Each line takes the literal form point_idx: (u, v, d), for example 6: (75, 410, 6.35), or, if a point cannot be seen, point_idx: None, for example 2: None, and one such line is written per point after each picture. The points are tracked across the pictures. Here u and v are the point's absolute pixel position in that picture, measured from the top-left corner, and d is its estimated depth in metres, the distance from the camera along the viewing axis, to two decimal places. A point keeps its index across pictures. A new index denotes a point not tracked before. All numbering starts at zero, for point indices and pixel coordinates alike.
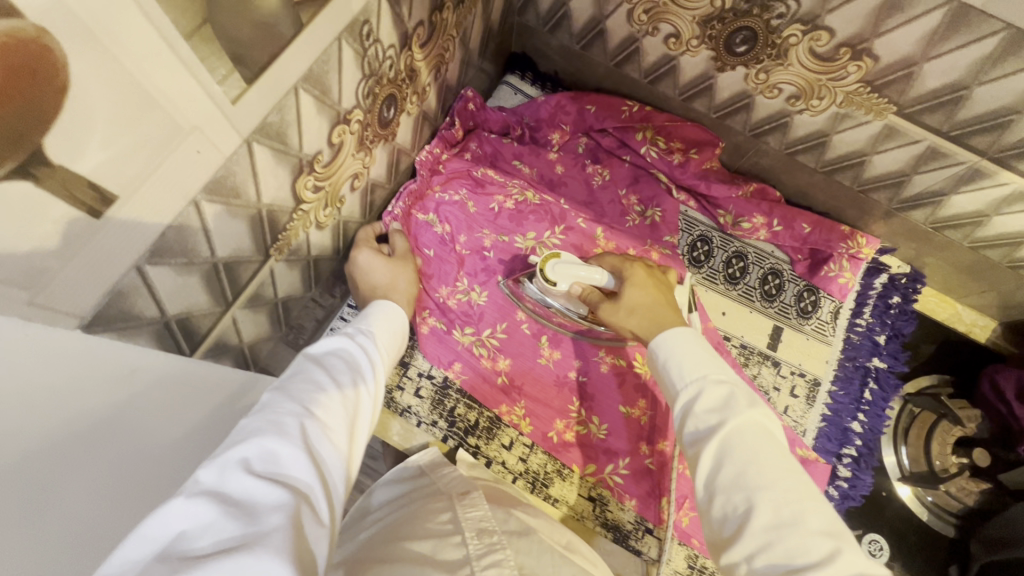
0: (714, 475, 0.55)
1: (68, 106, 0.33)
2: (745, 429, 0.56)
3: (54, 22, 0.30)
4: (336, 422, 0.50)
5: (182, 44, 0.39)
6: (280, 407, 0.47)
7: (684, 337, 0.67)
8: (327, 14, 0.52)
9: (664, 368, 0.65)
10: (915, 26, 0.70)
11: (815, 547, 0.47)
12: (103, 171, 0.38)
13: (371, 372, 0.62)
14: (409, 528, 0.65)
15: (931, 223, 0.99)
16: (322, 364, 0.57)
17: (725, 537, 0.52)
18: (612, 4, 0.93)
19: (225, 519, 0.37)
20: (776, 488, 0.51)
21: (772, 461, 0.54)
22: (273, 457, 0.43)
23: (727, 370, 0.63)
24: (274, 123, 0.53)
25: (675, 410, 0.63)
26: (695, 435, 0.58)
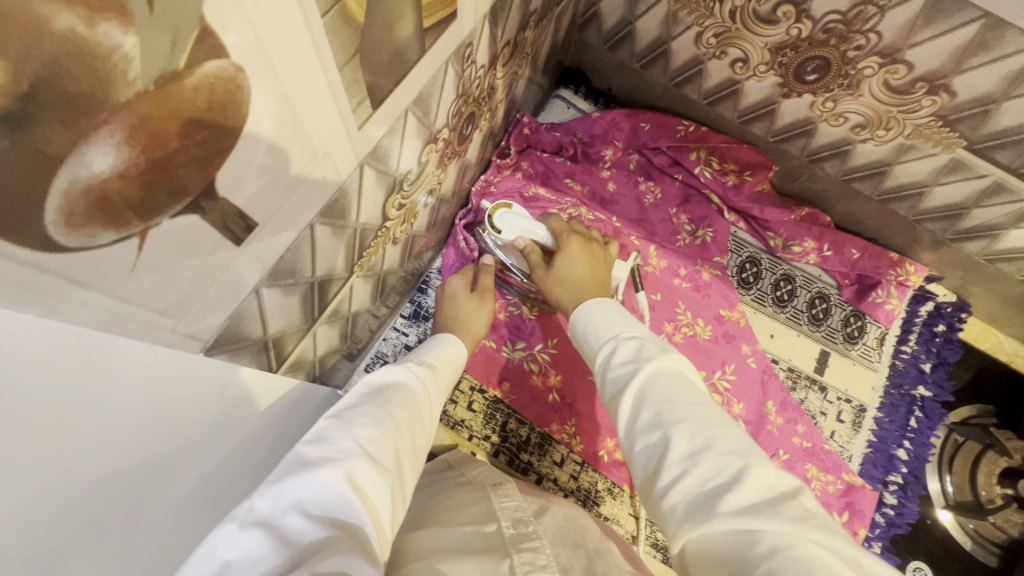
0: (633, 416, 0.52)
1: (240, 141, 0.33)
2: (661, 371, 0.54)
3: (250, 60, 0.30)
4: (388, 459, 0.47)
5: (336, 75, 0.38)
6: (335, 439, 0.46)
7: (603, 306, 0.66)
8: (444, 39, 0.52)
9: (583, 335, 0.65)
10: (1000, 65, 0.70)
11: (727, 467, 0.44)
12: (251, 201, 0.38)
13: (428, 410, 0.59)
14: (445, 515, 0.67)
15: (984, 255, 1.00)
16: (380, 396, 0.54)
17: (648, 477, 0.48)
18: (680, 26, 0.93)
19: (269, 556, 0.36)
20: (690, 419, 0.48)
21: (686, 395, 0.51)
22: (324, 492, 0.41)
23: (640, 326, 0.62)
24: (384, 146, 0.53)
25: (594, 370, 0.60)
26: (613, 383, 0.56)
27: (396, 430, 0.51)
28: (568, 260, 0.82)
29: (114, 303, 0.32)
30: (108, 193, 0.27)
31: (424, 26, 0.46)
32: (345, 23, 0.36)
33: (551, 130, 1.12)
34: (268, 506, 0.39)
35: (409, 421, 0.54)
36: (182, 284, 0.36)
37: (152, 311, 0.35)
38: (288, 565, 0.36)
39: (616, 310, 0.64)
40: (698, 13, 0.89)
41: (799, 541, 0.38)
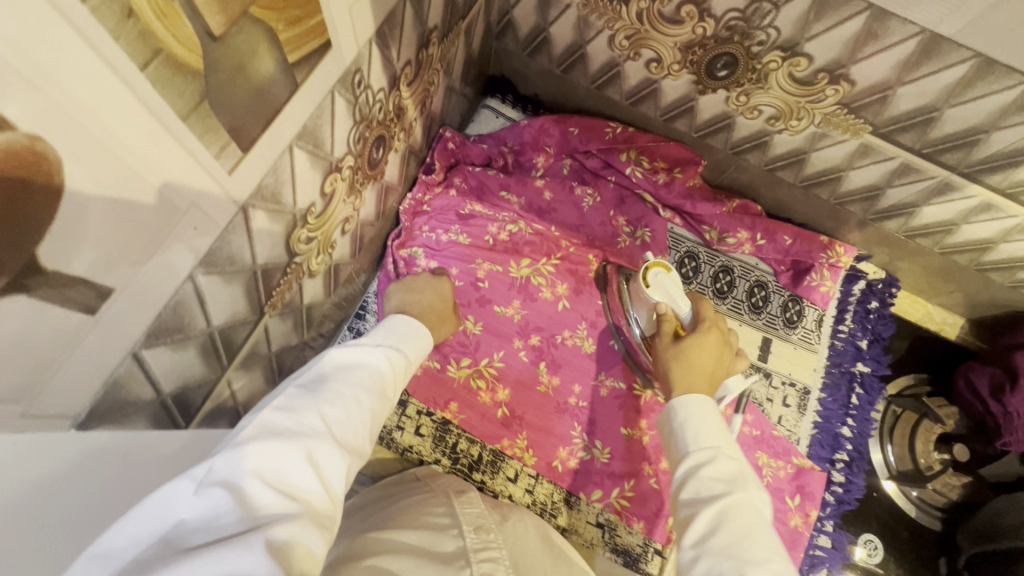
0: (704, 537, 0.52)
1: (63, 210, 0.31)
2: (746, 506, 0.53)
3: (47, 127, 0.27)
4: (349, 442, 0.48)
5: (179, 124, 0.36)
6: (304, 411, 0.47)
7: (705, 405, 0.63)
8: (321, 69, 0.50)
9: (677, 430, 0.63)
10: (889, 54, 0.73)
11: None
12: (98, 268, 0.35)
13: (393, 392, 0.58)
14: (406, 518, 0.68)
15: (905, 232, 1.04)
16: (351, 374, 0.53)
17: None
18: (593, 30, 0.92)
19: (225, 515, 0.38)
20: (767, 568, 0.48)
21: (768, 540, 0.51)
22: (284, 463, 0.42)
23: (735, 447, 0.60)
24: (269, 185, 0.51)
25: (675, 471, 0.60)
26: (691, 497, 0.56)
27: (360, 412, 0.51)
28: (696, 346, 0.76)
29: None
30: None
31: (289, 61, 0.44)
32: (177, 72, 0.33)
33: (479, 142, 1.12)
34: (228, 467, 0.40)
35: (377, 401, 0.54)
36: (19, 369, 0.33)
37: None
38: (243, 527, 0.38)
39: (719, 419, 0.62)
40: (608, 16, 0.88)
41: None
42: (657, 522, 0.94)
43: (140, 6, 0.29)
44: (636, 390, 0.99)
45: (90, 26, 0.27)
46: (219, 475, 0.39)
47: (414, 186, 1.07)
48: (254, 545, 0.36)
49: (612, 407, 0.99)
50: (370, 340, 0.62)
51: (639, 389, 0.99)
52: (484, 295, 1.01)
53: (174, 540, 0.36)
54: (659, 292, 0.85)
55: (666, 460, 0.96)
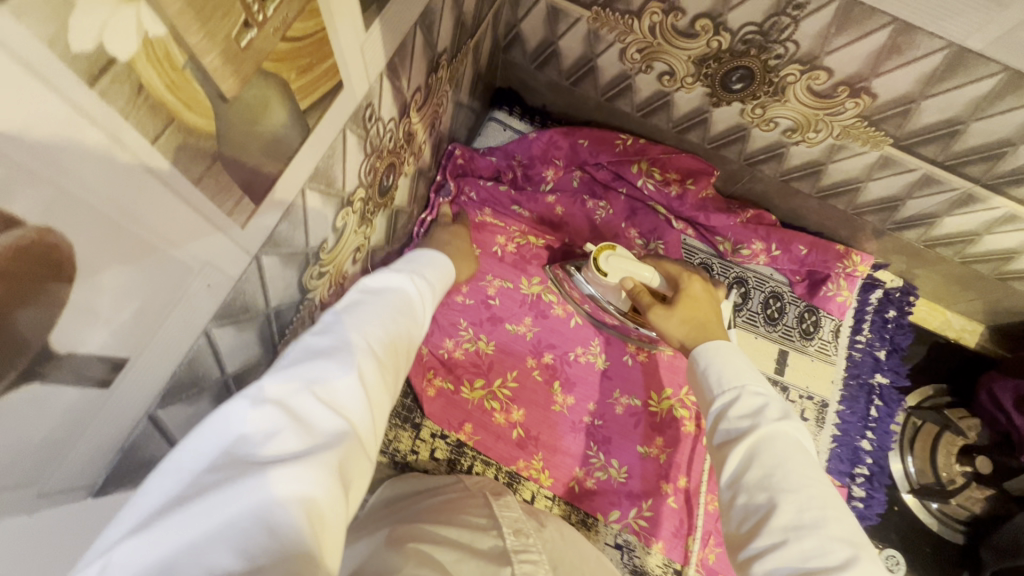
0: (740, 473, 0.53)
1: (74, 294, 0.29)
2: (780, 435, 0.53)
3: (57, 217, 0.26)
4: (392, 365, 0.47)
5: (194, 191, 0.34)
6: (343, 332, 0.45)
7: (727, 350, 0.64)
8: (333, 111, 0.48)
9: (703, 374, 0.64)
10: (913, 68, 0.70)
11: (832, 551, 0.44)
12: (112, 342, 0.34)
13: (425, 317, 0.57)
14: (445, 516, 0.67)
15: (924, 241, 1.01)
16: (386, 300, 0.52)
17: (743, 535, 0.50)
18: (603, 44, 0.90)
19: (283, 431, 0.37)
20: (804, 493, 0.48)
21: (805, 469, 0.51)
22: (333, 383, 0.41)
23: (763, 382, 0.60)
24: (282, 231, 0.49)
25: (708, 413, 0.60)
26: (725, 435, 0.56)
27: (399, 335, 0.50)
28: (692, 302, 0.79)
29: None
30: None
31: (302, 109, 0.42)
32: (189, 138, 0.32)
33: (488, 155, 1.10)
34: (279, 386, 0.39)
35: (410, 326, 0.53)
36: (33, 453, 0.32)
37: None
38: (301, 442, 0.37)
39: (744, 358, 0.62)
40: (619, 29, 0.86)
41: None
42: (677, 541, 0.93)
43: (151, 80, 0.27)
44: (652, 407, 0.98)
45: (101, 109, 0.25)
46: (271, 391, 0.38)
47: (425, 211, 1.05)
48: (316, 465, 0.36)
49: (629, 425, 0.97)
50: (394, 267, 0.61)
51: (655, 405, 0.98)
52: (496, 313, 1.01)
53: (236, 450, 0.35)
54: (617, 274, 0.82)
55: (684, 478, 0.95)
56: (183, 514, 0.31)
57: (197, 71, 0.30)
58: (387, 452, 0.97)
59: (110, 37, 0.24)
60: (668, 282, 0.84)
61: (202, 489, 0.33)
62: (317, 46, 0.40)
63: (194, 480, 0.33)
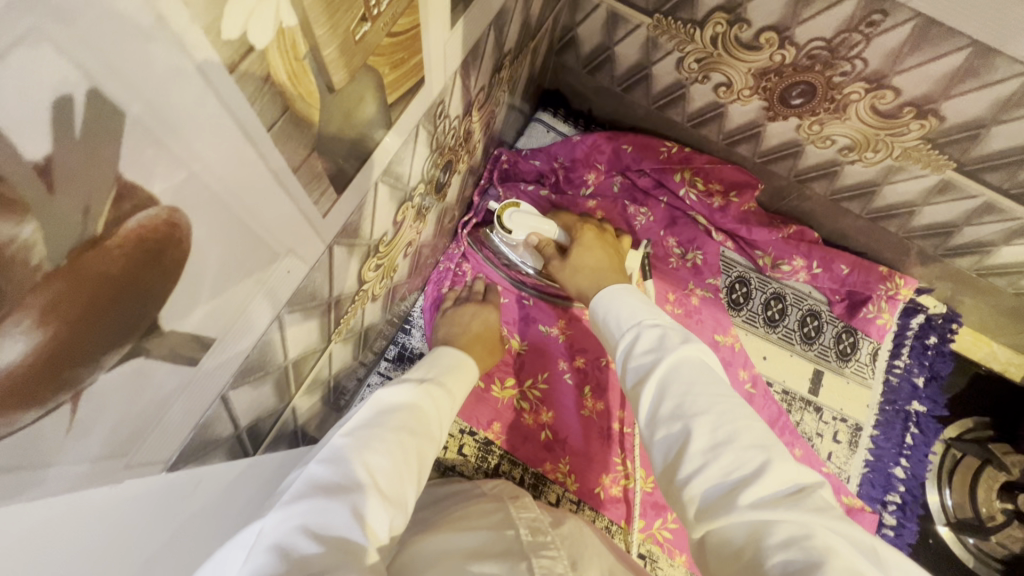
0: (656, 407, 0.50)
1: (185, 273, 0.30)
2: (683, 359, 0.51)
3: (185, 197, 0.26)
4: (398, 494, 0.46)
5: (292, 178, 0.35)
6: (345, 464, 0.45)
7: (625, 294, 0.64)
8: (413, 106, 0.49)
9: (605, 323, 0.62)
10: (988, 92, 0.69)
11: (749, 461, 0.43)
12: (205, 322, 0.34)
13: (439, 436, 0.57)
14: (466, 520, 0.68)
15: (977, 270, 0.99)
16: (393, 419, 0.52)
17: (667, 466, 0.47)
18: (661, 51, 0.90)
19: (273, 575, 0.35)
20: (714, 411, 0.47)
21: (711, 385, 0.49)
22: (331, 514, 0.40)
23: (662, 315, 0.59)
24: (353, 222, 0.50)
25: (615, 357, 0.58)
26: (636, 372, 0.53)
27: (407, 459, 0.49)
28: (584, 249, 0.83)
29: (42, 470, 0.28)
30: (20, 380, 0.23)
31: (389, 102, 0.43)
32: (297, 127, 0.32)
33: (532, 157, 1.09)
34: (276, 531, 0.38)
35: (419, 445, 0.52)
36: (126, 425, 0.33)
37: (91, 460, 0.32)
38: None
39: (639, 300, 0.62)
40: (679, 38, 0.85)
41: (818, 530, 0.38)
42: None
43: (277, 70, 0.28)
44: None
45: (235, 95, 0.26)
46: (268, 538, 0.38)
47: (468, 214, 1.04)
48: None
49: None
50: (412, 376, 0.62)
51: None
52: (529, 313, 1.01)
53: None
54: (520, 229, 0.86)
55: None
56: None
57: (315, 62, 0.30)
58: None
59: (253, 27, 0.25)
60: (566, 233, 0.88)
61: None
62: (410, 43, 0.41)
63: None
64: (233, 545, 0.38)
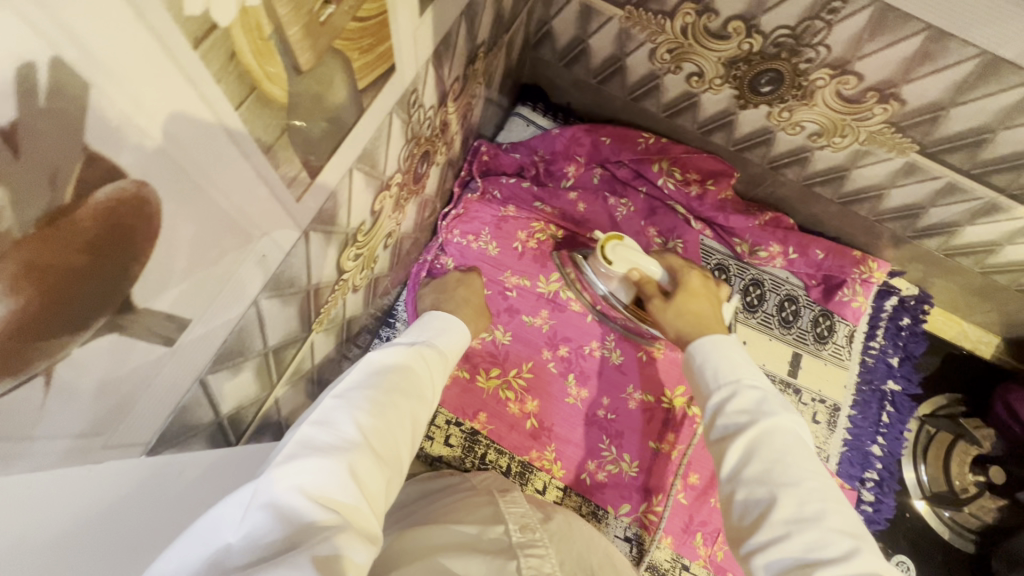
0: (739, 468, 0.54)
1: (156, 250, 0.30)
2: (778, 429, 0.54)
3: (153, 172, 0.27)
4: (389, 454, 0.48)
5: (263, 160, 0.36)
6: (339, 425, 0.46)
7: (723, 345, 0.64)
8: (385, 93, 0.50)
9: (699, 369, 0.64)
10: (945, 75, 0.71)
11: (832, 543, 0.46)
12: (180, 302, 0.35)
13: (426, 400, 0.58)
14: (457, 513, 0.69)
15: (944, 250, 1.02)
16: (384, 384, 0.54)
17: (745, 528, 0.51)
18: (634, 43, 0.91)
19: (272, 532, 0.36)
20: (803, 487, 0.50)
21: (803, 460, 0.52)
22: (328, 474, 0.41)
23: (761, 376, 0.61)
24: (329, 208, 0.50)
25: (704, 407, 0.61)
26: (722, 431, 0.57)
27: (397, 422, 0.51)
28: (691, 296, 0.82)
29: (19, 445, 0.29)
30: None
31: (359, 88, 0.44)
32: (265, 107, 0.33)
33: (512, 151, 1.11)
34: (272, 487, 0.39)
35: (408, 409, 0.54)
36: (103, 403, 0.34)
37: (67, 437, 0.32)
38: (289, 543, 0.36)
39: (742, 354, 0.63)
40: (650, 30, 0.87)
41: None
42: (686, 537, 0.94)
43: (242, 48, 0.29)
44: (665, 403, 0.99)
45: (200, 71, 0.27)
46: (265, 494, 0.39)
47: (450, 205, 1.07)
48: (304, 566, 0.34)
49: (642, 421, 0.98)
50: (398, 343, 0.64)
51: (668, 402, 0.98)
52: (513, 304, 1.02)
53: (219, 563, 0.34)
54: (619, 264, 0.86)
55: (695, 476, 0.96)
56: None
57: (280, 42, 0.31)
58: None
59: (215, 4, 0.26)
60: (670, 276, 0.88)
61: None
62: (378, 29, 0.42)
63: None
64: (230, 498, 0.39)
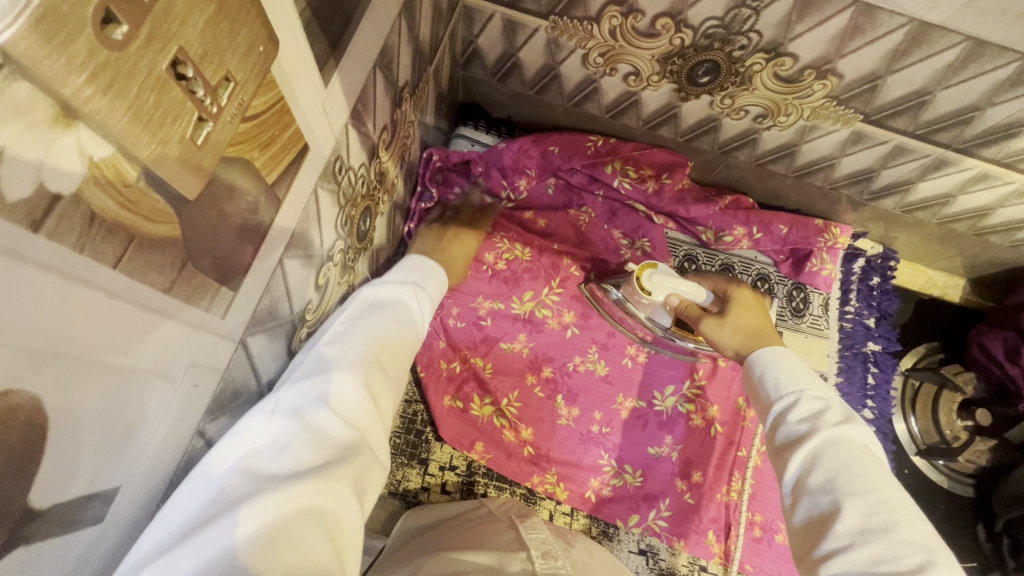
0: (804, 476, 0.51)
1: (51, 444, 0.26)
2: (843, 439, 0.51)
3: (19, 375, 0.23)
4: (392, 376, 0.52)
5: (165, 299, 0.31)
6: (351, 348, 0.50)
7: (783, 355, 0.62)
8: (303, 175, 0.45)
9: (759, 379, 0.62)
10: (878, 45, 0.70)
11: (903, 556, 0.43)
12: (98, 476, 0.31)
13: (423, 327, 0.61)
14: (478, 541, 0.68)
15: (901, 208, 1.03)
16: (386, 314, 0.56)
17: (811, 537, 0.49)
18: (564, 51, 0.88)
19: (299, 446, 0.41)
20: (871, 497, 0.47)
21: (874, 472, 0.49)
22: (342, 394, 0.46)
23: (827, 387, 0.58)
24: (265, 306, 0.46)
25: (765, 418, 0.59)
26: (786, 439, 0.54)
27: (398, 348, 0.54)
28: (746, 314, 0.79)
29: None
30: None
31: (269, 182, 0.40)
32: (153, 249, 0.29)
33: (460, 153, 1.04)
34: (297, 403, 0.44)
35: (406, 337, 0.56)
36: None
37: None
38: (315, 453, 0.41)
39: (803, 364, 0.60)
40: (579, 36, 0.84)
41: None
42: (698, 537, 0.93)
43: (103, 205, 0.25)
44: (657, 406, 0.98)
45: (52, 250, 0.23)
46: (290, 408, 0.43)
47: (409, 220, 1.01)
48: (328, 476, 0.40)
49: (636, 428, 0.97)
50: (395, 273, 0.65)
51: (661, 404, 0.98)
52: (489, 335, 0.99)
53: (254, 467, 0.39)
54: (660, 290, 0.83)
55: (699, 473, 0.95)
56: (210, 533, 0.35)
57: (154, 180, 0.27)
58: (398, 493, 0.94)
59: (50, 173, 0.21)
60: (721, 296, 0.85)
61: (233, 498, 0.37)
62: (277, 117, 0.38)
63: (222, 493, 0.37)
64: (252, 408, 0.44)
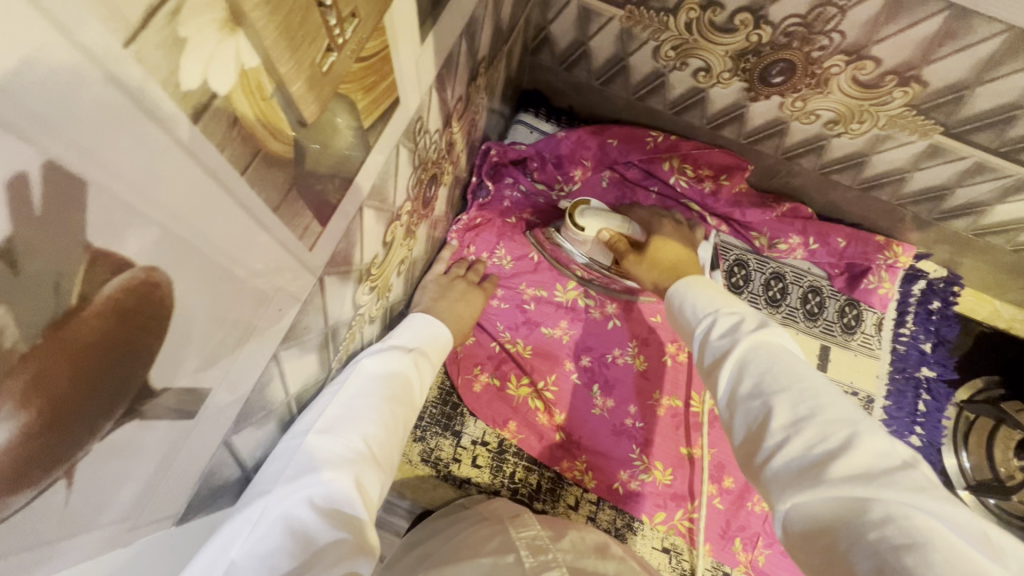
0: (735, 387, 0.51)
1: (171, 330, 0.29)
2: (761, 345, 0.52)
3: (162, 256, 0.26)
4: (384, 458, 0.55)
5: (272, 218, 0.34)
6: (343, 440, 0.53)
7: (700, 285, 0.66)
8: (390, 128, 0.48)
9: (682, 313, 0.64)
10: (969, 53, 0.68)
11: (832, 433, 0.42)
12: (199, 373, 0.34)
13: (420, 398, 0.65)
14: (466, 550, 0.65)
15: (973, 231, 0.98)
16: (379, 394, 0.60)
17: (750, 444, 0.47)
18: (636, 42, 0.89)
19: (283, 550, 0.42)
20: (796, 388, 0.46)
21: (796, 366, 0.49)
22: (333, 490, 0.48)
23: (740, 305, 0.60)
24: (341, 250, 0.49)
25: (692, 346, 0.60)
26: (713, 358, 0.55)
27: (391, 431, 0.57)
28: None
29: (59, 543, 0.28)
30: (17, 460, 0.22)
31: (365, 127, 0.42)
32: (272, 165, 0.31)
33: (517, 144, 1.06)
34: (284, 503, 0.46)
35: (398, 413, 0.59)
36: (129, 485, 0.32)
37: (104, 526, 0.31)
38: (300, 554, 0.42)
39: (717, 292, 0.63)
40: (653, 27, 0.85)
41: (914, 508, 0.35)
42: (724, 542, 0.91)
43: (244, 113, 0.27)
44: (693, 407, 0.97)
45: (202, 145, 0.25)
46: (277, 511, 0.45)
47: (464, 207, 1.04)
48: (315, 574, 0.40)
49: (669, 426, 0.96)
50: (399, 342, 0.69)
51: (696, 405, 0.97)
52: (531, 317, 1.01)
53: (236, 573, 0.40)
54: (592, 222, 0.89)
55: (730, 479, 0.94)
56: None
57: (284, 99, 0.29)
58: (429, 461, 0.93)
59: (213, 73, 0.24)
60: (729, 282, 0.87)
61: None
62: (381, 65, 0.40)
63: None
64: (240, 515, 0.45)
